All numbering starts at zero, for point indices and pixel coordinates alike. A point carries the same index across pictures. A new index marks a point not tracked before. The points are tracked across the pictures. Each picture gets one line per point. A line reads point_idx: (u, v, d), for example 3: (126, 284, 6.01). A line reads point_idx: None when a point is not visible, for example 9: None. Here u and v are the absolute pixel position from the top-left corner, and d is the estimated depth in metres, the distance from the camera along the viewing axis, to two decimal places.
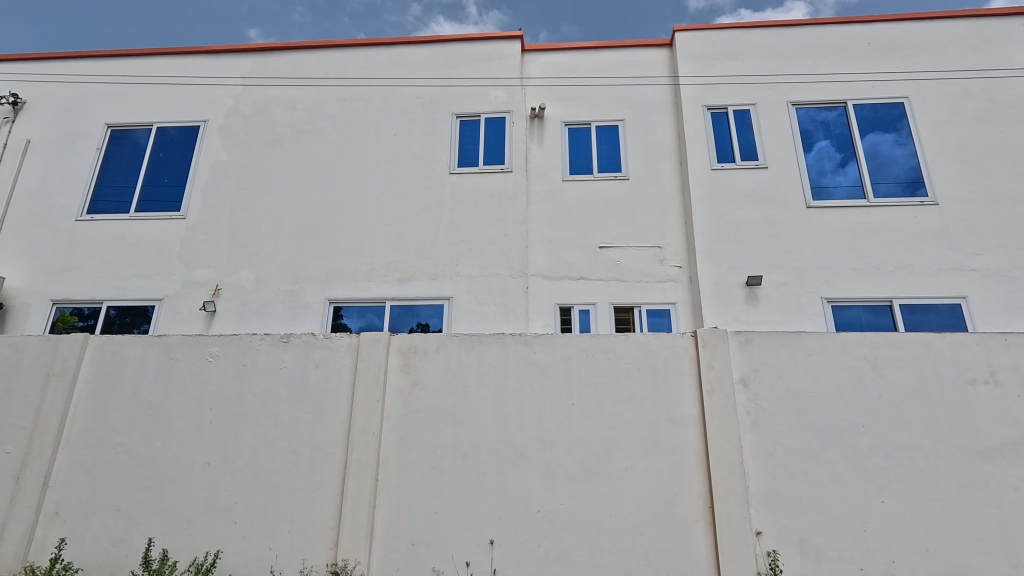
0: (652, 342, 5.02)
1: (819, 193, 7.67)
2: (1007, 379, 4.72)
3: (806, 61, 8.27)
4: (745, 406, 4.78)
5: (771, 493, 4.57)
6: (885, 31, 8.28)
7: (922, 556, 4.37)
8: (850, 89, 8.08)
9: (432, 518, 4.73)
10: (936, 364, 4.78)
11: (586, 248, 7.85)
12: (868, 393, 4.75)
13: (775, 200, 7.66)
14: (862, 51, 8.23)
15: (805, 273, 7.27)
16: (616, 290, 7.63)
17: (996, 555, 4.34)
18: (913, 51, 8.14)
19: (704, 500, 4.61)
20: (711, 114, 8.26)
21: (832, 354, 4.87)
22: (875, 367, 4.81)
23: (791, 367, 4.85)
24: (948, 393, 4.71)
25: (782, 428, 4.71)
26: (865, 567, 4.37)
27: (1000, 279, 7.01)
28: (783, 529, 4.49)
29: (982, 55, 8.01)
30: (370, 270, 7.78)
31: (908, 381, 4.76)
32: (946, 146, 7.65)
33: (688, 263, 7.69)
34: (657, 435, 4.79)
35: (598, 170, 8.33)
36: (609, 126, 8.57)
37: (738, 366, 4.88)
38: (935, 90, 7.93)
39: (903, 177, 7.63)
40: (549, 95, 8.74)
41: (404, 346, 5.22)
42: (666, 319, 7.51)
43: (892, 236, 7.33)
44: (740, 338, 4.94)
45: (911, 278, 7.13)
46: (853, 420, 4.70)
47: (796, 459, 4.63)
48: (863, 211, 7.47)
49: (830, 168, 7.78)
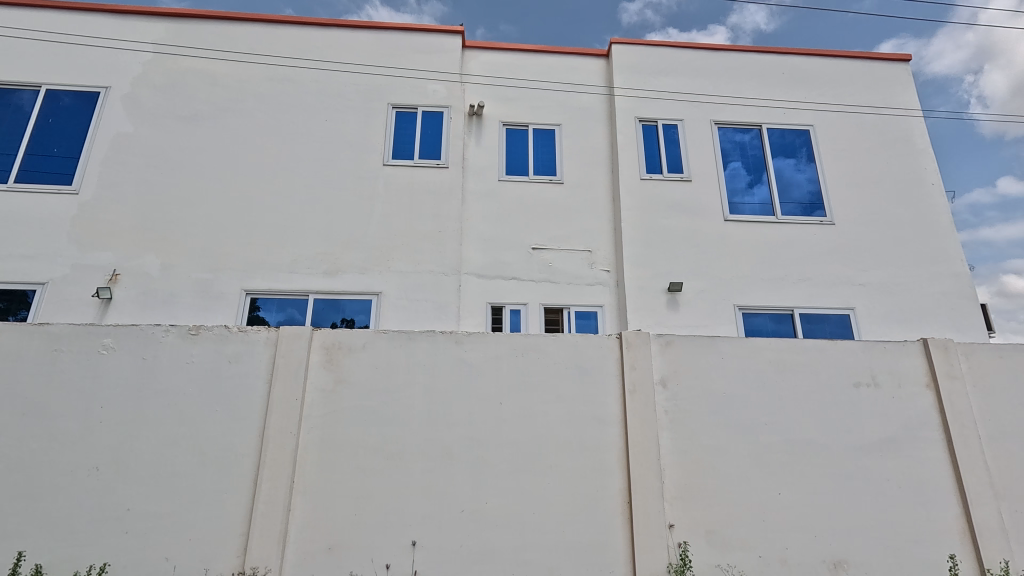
0: (581, 343, 5.15)
1: (735, 208, 8.24)
2: (886, 382, 5.30)
3: (728, 84, 8.86)
4: (664, 405, 5.03)
5: (685, 488, 4.84)
6: (797, 63, 9.05)
7: (812, 543, 4.81)
8: (765, 114, 8.75)
9: (352, 520, 4.56)
10: (829, 368, 5.29)
11: (520, 248, 7.92)
12: (771, 394, 5.16)
13: (697, 211, 8.14)
14: (777, 80, 8.94)
15: (721, 282, 7.79)
16: (547, 292, 7.76)
17: (871, 540, 4.86)
18: (820, 84, 8.96)
19: (624, 496, 4.79)
20: (642, 126, 8.63)
21: (742, 357, 5.24)
22: (779, 370, 5.23)
23: (706, 368, 5.17)
24: (838, 395, 5.22)
25: (696, 426, 5.01)
26: (764, 554, 4.74)
27: (882, 293, 7.88)
28: (694, 522, 4.76)
29: (875, 93, 8.98)
30: (294, 261, 7.37)
31: (806, 383, 5.22)
32: (844, 172, 8.50)
33: (615, 267, 7.97)
34: (581, 434, 4.91)
35: (533, 172, 8.43)
36: (546, 130, 8.70)
37: (659, 367, 5.12)
38: (835, 120, 8.78)
39: (807, 198, 8.38)
40: (488, 94, 8.73)
41: (328, 341, 4.99)
42: (593, 321, 7.75)
43: (796, 251, 8.02)
44: (662, 340, 5.20)
45: (810, 289, 7.84)
46: (759, 418, 5.09)
47: (707, 454, 4.94)
48: (773, 227, 8.13)
49: (744, 186, 8.39)
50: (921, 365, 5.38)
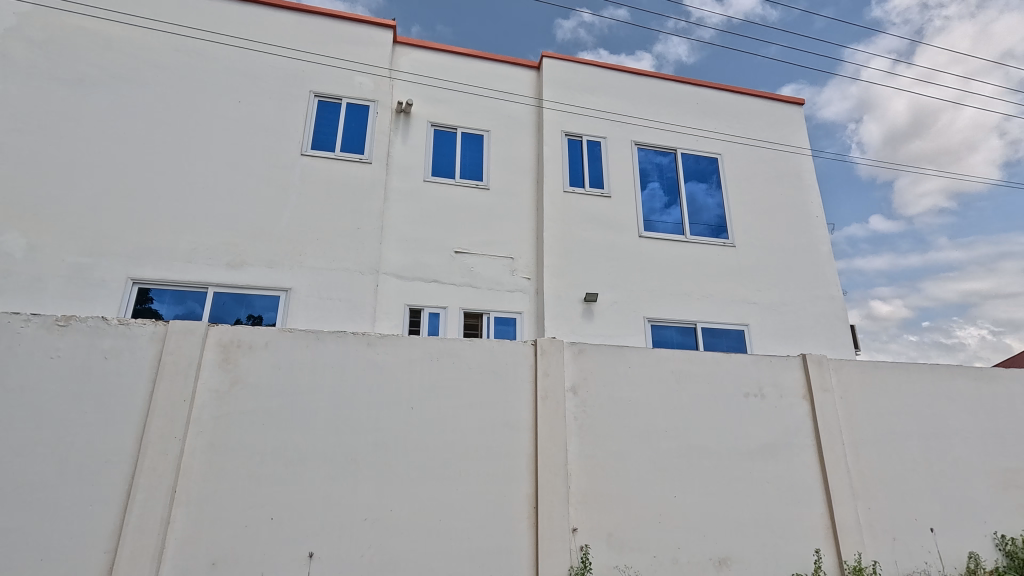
0: (496, 349, 5.17)
1: (649, 225, 8.71)
2: (770, 393, 5.82)
3: (649, 108, 9.38)
4: (573, 412, 5.18)
5: (589, 492, 5.00)
6: (710, 96, 9.79)
7: (701, 542, 5.15)
8: (680, 139, 9.35)
9: (241, 532, 4.23)
10: (723, 379, 5.72)
11: (442, 250, 7.84)
12: (672, 402, 5.48)
13: (615, 226, 8.51)
14: (692, 109, 9.60)
15: (633, 294, 8.18)
16: (467, 296, 7.73)
17: (751, 537, 5.30)
18: (728, 117, 9.74)
19: (530, 501, 4.85)
20: (568, 140, 8.89)
21: (647, 367, 5.52)
22: (679, 379, 5.58)
23: (614, 376, 5.39)
24: (730, 404, 5.65)
25: (602, 432, 5.20)
26: (658, 554, 5.00)
27: (772, 312, 8.66)
28: (595, 525, 4.93)
29: (774, 130, 9.92)
30: (193, 250, 6.78)
31: (703, 392, 5.60)
32: (745, 199, 9.28)
33: (536, 275, 8.12)
34: (492, 439, 4.92)
35: (459, 175, 8.39)
36: (474, 134, 8.71)
37: (570, 374, 5.27)
38: (740, 151, 9.58)
39: (713, 221, 9.05)
40: (417, 92, 8.58)
41: (226, 338, 4.62)
42: (511, 327, 7.83)
43: (701, 269, 8.62)
44: (574, 348, 5.35)
45: (712, 305, 8.45)
46: (659, 425, 5.38)
47: (610, 459, 5.15)
48: (681, 245, 8.68)
49: (658, 205, 8.90)
50: (799, 378, 5.97)
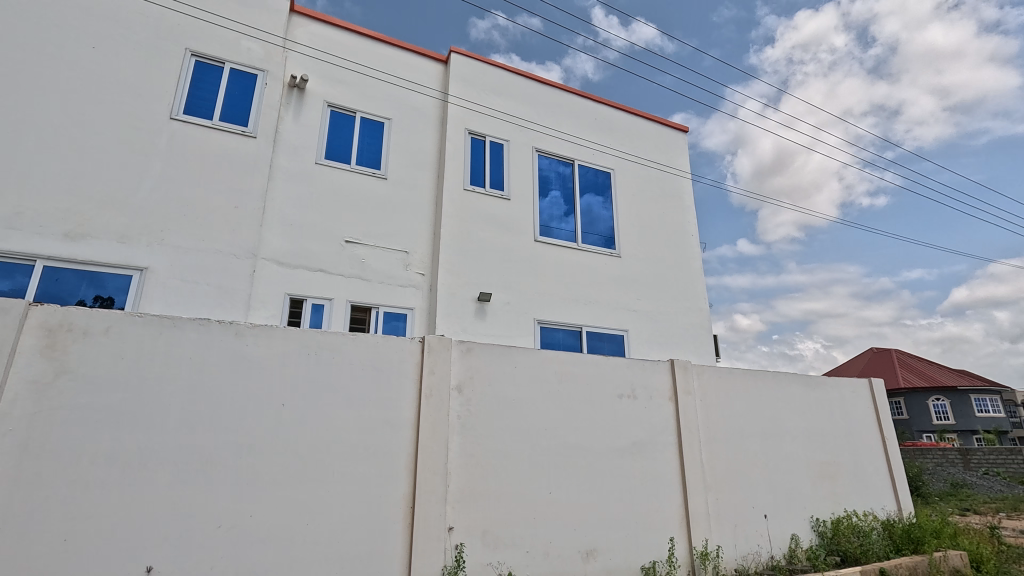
0: (381, 344, 4.98)
1: (545, 230, 8.98)
2: (642, 394, 6.28)
3: (551, 117, 9.68)
4: (457, 411, 5.16)
5: (467, 490, 5.01)
6: (608, 113, 10.35)
7: (571, 535, 5.40)
8: (578, 150, 9.76)
9: (58, 548, 3.62)
10: (601, 380, 6.06)
11: (331, 239, 7.41)
12: (553, 402, 5.69)
13: (511, 228, 8.65)
14: (591, 123, 10.08)
15: (525, 296, 8.37)
16: (357, 289, 7.39)
17: (617, 529, 5.66)
18: (623, 135, 10.38)
19: (407, 502, 4.73)
20: (471, 138, 8.88)
21: (532, 367, 5.68)
22: (562, 380, 5.80)
23: (500, 376, 5.47)
24: (606, 404, 6.00)
25: (485, 431, 5.24)
26: (530, 549, 5.15)
27: (649, 319, 9.36)
28: (471, 523, 4.95)
29: (662, 152, 10.74)
30: (20, 214, 5.71)
31: (582, 393, 5.89)
32: (633, 214, 9.93)
33: (430, 271, 7.99)
34: (370, 438, 4.73)
35: (355, 162, 7.99)
36: (374, 121, 8.36)
37: (456, 373, 5.24)
38: (631, 169, 10.25)
39: (603, 232, 9.57)
40: (314, 68, 8.03)
41: (54, 320, 3.94)
42: (402, 323, 7.63)
43: (590, 276, 9.07)
44: (462, 347, 5.34)
45: (597, 311, 8.91)
46: (540, 424, 5.55)
47: (491, 458, 5.20)
48: (573, 252, 9.06)
49: (555, 212, 9.22)
50: (667, 381, 6.51)
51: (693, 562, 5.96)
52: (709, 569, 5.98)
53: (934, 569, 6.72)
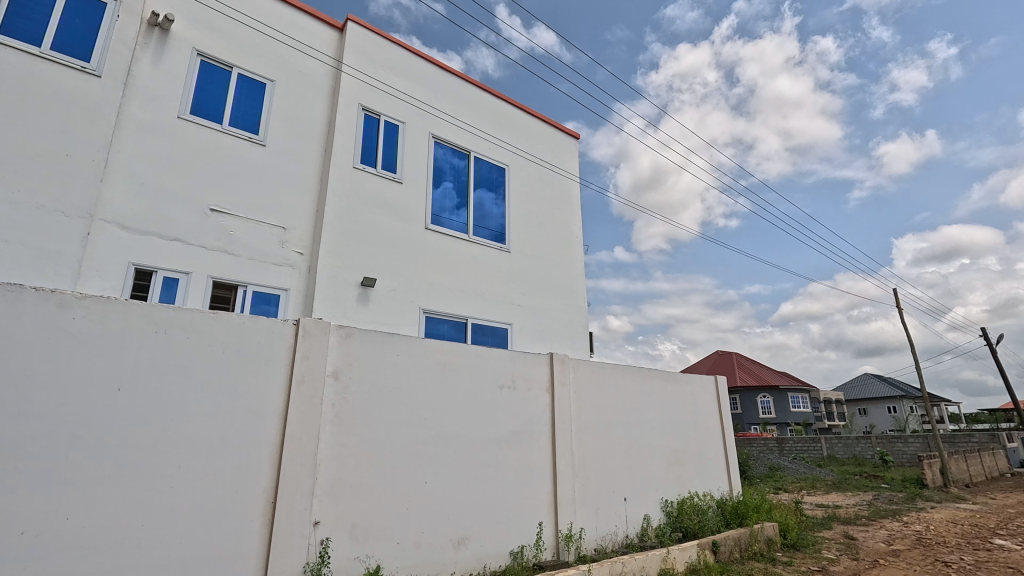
0: (247, 325, 4.51)
1: (436, 219, 8.85)
2: (521, 385, 6.47)
3: (450, 104, 9.54)
4: (332, 399, 4.86)
5: (337, 483, 4.75)
6: (506, 110, 10.47)
7: (444, 524, 5.39)
8: (475, 142, 9.76)
9: None
10: (484, 371, 6.13)
11: (194, 205, 6.56)
12: (435, 391, 5.63)
13: (402, 213, 8.38)
14: (489, 117, 10.12)
15: (411, 284, 8.16)
16: (222, 264, 6.63)
17: (489, 517, 5.77)
18: (519, 132, 10.57)
19: (268, 497, 4.34)
20: (365, 115, 8.42)
21: (415, 356, 5.56)
22: (445, 370, 5.77)
23: (381, 364, 5.27)
24: (486, 394, 6.09)
25: (360, 421, 5.01)
26: (401, 540, 5.04)
27: (533, 314, 9.61)
28: (340, 516, 4.70)
29: (554, 154, 11.14)
30: None
31: (464, 383, 5.90)
32: (523, 211, 10.17)
33: (310, 251, 7.45)
34: (228, 428, 4.26)
35: (228, 124, 7.16)
36: (255, 80, 7.56)
37: (333, 359, 4.93)
38: (524, 166, 10.48)
39: (494, 226, 9.67)
40: (183, 9, 7.03)
41: None
42: (274, 305, 7.02)
43: (478, 269, 9.11)
44: (341, 332, 5.04)
45: (483, 303, 8.98)
46: (419, 413, 5.46)
47: (365, 448, 4.99)
48: (463, 243, 9.03)
49: (447, 202, 9.11)
50: (546, 374, 6.77)
51: (558, 544, 6.30)
52: (572, 550, 6.36)
53: (753, 539, 7.87)
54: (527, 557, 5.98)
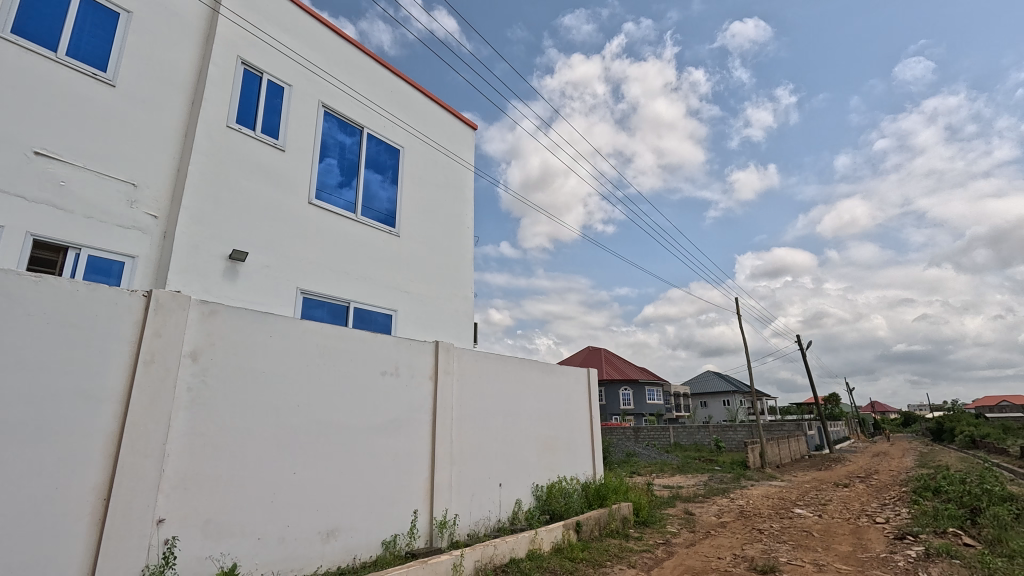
0: (83, 293, 3.84)
1: (321, 194, 7.93)
2: (405, 372, 6.32)
3: (344, 73, 8.63)
4: (188, 383, 4.31)
5: (189, 476, 4.23)
6: (405, 89, 9.75)
7: (311, 517, 5.09)
8: (368, 117, 8.97)
9: None
10: (365, 356, 5.88)
11: (9, 143, 5.28)
12: (310, 377, 5.28)
13: (281, 183, 7.38)
14: (387, 94, 9.34)
15: (289, 261, 7.24)
16: (47, 218, 5.43)
17: (361, 508, 5.57)
18: (418, 114, 9.93)
19: (99, 494, 3.72)
20: (244, 70, 7.34)
21: (291, 338, 5.16)
22: (323, 354, 5.43)
23: (250, 345, 4.81)
24: (367, 381, 5.86)
25: (221, 407, 4.52)
26: (262, 536, 4.67)
27: (420, 302, 9.01)
28: (190, 513, 4.21)
29: (452, 143, 10.69)
30: None
31: (344, 368, 5.61)
32: (417, 196, 9.56)
33: (167, 215, 6.37)
34: (49, 413, 3.60)
35: (66, 54, 5.86)
36: (105, 9, 6.29)
37: (191, 338, 4.37)
38: (421, 151, 9.87)
39: (384, 209, 8.95)
40: None
41: None
42: (115, 273, 5.88)
43: (365, 251, 8.33)
44: (204, 308, 4.48)
45: (369, 288, 8.22)
46: (291, 399, 5.08)
47: (225, 437, 4.52)
48: (351, 223, 8.19)
49: (333, 177, 8.24)
50: (430, 362, 6.70)
51: (431, 532, 6.30)
52: (445, 537, 6.41)
53: (611, 518, 8.60)
54: (400, 546, 5.89)
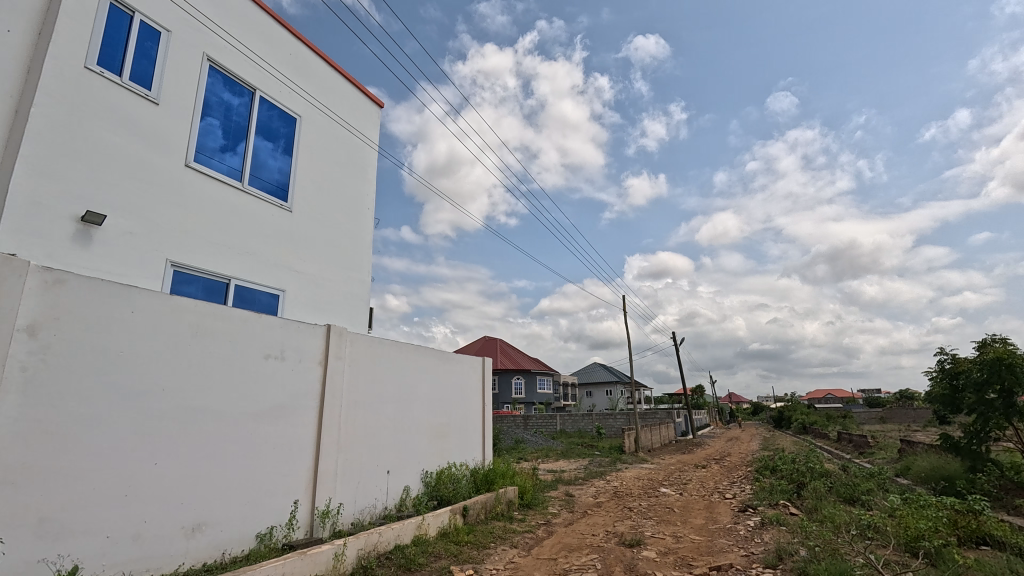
0: None
1: (201, 156, 6.87)
2: (291, 356, 5.97)
3: (234, 25, 7.52)
4: (22, 361, 3.72)
5: (19, 468, 3.65)
6: (305, 54, 8.79)
7: (175, 511, 4.65)
8: (263, 79, 7.94)
9: None
10: (246, 338, 5.46)
11: None
12: (179, 358, 4.79)
13: (152, 139, 6.25)
14: (284, 56, 8.35)
15: (159, 229, 6.18)
16: None
17: (234, 499, 5.20)
18: (319, 84, 9.01)
19: None
20: (110, 4, 6.04)
21: (157, 315, 4.65)
22: (196, 334, 4.96)
23: (105, 321, 4.26)
24: (247, 365, 5.44)
25: (65, 390, 3.96)
26: (113, 534, 4.17)
27: (310, 282, 8.25)
28: (20, 511, 3.64)
29: (356, 119, 9.87)
30: None
31: (220, 350, 5.16)
32: (313, 170, 8.71)
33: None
34: None
35: None
36: None
37: (29, 309, 3.78)
38: (320, 123, 9.00)
39: (274, 181, 8.00)
40: None
41: None
42: None
43: (252, 224, 7.39)
44: (46, 277, 3.89)
45: (253, 264, 7.31)
46: (155, 382, 4.58)
47: (70, 424, 3.97)
48: (235, 193, 7.22)
49: (216, 140, 7.17)
50: (320, 346, 6.39)
51: (312, 522, 6.05)
52: (327, 526, 6.20)
53: (497, 501, 8.89)
54: (277, 539, 5.59)
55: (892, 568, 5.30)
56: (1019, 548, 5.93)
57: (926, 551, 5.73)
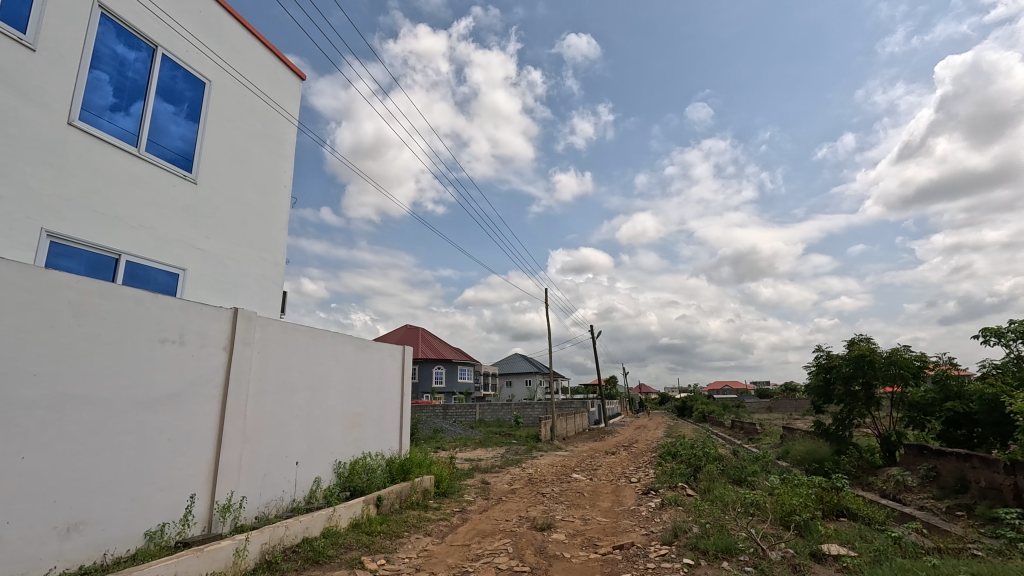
0: None
1: (88, 115, 6.12)
2: (190, 340, 5.53)
3: None
4: None
5: None
6: (218, 13, 8.08)
7: (45, 510, 4.18)
8: (166, 36, 7.20)
9: None
10: (138, 320, 4.99)
11: None
12: (54, 340, 4.28)
13: (27, 91, 5.47)
14: (192, 13, 7.62)
15: (32, 194, 5.44)
16: None
17: (118, 495, 4.75)
18: (232, 47, 8.33)
19: None
20: None
21: (28, 292, 4.13)
22: (77, 314, 4.47)
23: None
24: (138, 350, 4.97)
25: None
26: None
27: (215, 261, 7.64)
28: None
29: (274, 90, 9.24)
30: None
31: (106, 332, 4.68)
32: (223, 140, 8.05)
33: None
34: None
35: None
36: None
37: None
38: (231, 90, 8.33)
39: (176, 148, 7.30)
40: None
41: None
42: None
43: (149, 195, 6.70)
44: None
45: (149, 239, 6.64)
46: (23, 367, 4.08)
47: None
48: (129, 158, 6.52)
49: (107, 98, 6.42)
50: (224, 331, 5.97)
51: (210, 517, 5.68)
52: (228, 521, 5.84)
53: (411, 491, 8.84)
54: (169, 536, 5.19)
55: (769, 540, 5.95)
56: (869, 518, 6.86)
57: (796, 523, 6.45)
